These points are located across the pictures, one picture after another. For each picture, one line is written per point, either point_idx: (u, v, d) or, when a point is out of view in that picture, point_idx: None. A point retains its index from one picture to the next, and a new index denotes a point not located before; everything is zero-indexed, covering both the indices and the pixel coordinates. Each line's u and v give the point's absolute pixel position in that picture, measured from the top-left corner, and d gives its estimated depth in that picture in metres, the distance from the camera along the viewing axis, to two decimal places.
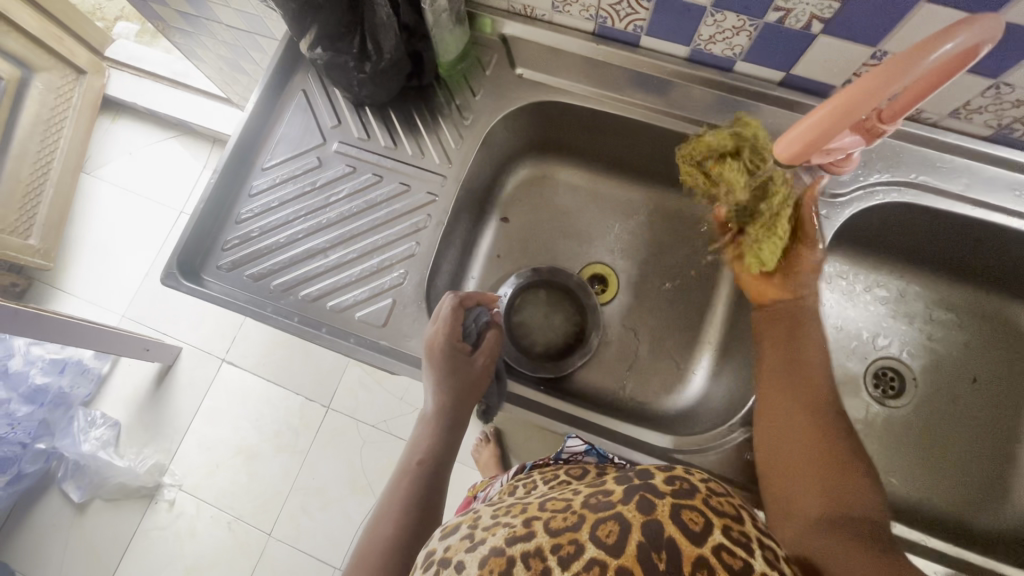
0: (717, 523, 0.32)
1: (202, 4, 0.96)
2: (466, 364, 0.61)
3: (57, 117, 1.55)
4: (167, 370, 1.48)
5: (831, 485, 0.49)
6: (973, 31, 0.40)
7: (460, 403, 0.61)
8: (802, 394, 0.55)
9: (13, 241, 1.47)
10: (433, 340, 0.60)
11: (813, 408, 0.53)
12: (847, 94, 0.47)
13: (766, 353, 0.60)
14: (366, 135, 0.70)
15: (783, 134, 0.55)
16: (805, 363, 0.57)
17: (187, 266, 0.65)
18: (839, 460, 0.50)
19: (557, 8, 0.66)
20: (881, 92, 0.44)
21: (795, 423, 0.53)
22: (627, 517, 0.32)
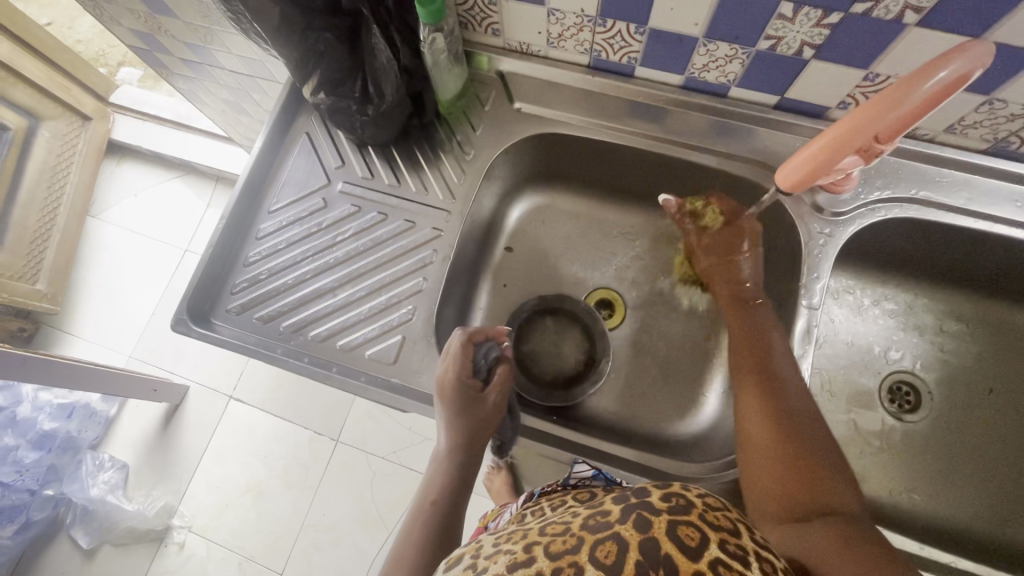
0: (713, 538, 0.31)
1: (202, 50, 1.00)
2: (477, 401, 0.60)
3: (64, 164, 1.58)
4: (174, 409, 1.48)
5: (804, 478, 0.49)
6: (967, 58, 0.41)
7: (473, 441, 0.61)
8: (772, 392, 0.55)
9: (22, 287, 1.49)
10: (442, 377, 0.60)
11: (780, 398, 0.54)
12: (847, 121, 0.48)
13: (739, 347, 0.60)
14: (370, 174, 0.71)
15: (785, 162, 0.57)
16: (777, 372, 0.56)
17: (197, 311, 0.65)
18: (813, 459, 0.50)
19: (552, 44, 0.67)
20: (878, 120, 0.46)
21: (761, 413, 0.54)
22: (625, 536, 0.32)
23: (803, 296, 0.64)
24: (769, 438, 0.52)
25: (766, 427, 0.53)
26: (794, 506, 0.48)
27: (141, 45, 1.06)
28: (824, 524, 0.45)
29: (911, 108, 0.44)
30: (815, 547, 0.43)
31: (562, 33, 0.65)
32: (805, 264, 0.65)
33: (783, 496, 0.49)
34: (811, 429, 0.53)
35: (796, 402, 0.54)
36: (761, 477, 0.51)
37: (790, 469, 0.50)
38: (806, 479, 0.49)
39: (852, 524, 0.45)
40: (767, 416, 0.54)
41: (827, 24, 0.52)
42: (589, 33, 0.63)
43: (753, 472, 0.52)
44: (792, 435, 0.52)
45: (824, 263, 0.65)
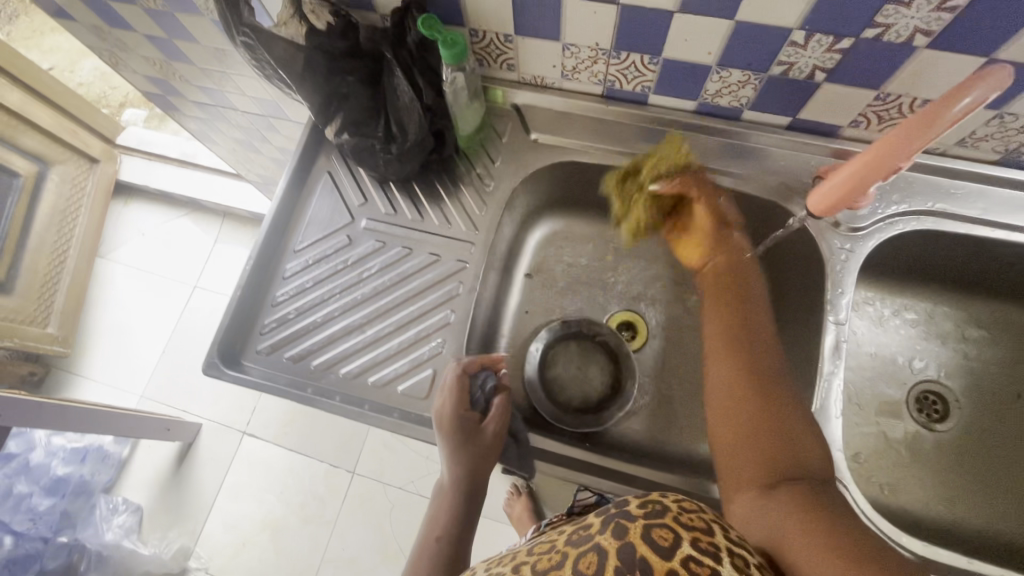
0: (687, 536, 0.33)
1: (216, 92, 1.02)
2: (477, 434, 0.61)
3: (73, 207, 1.59)
4: (188, 448, 1.46)
5: (772, 440, 0.50)
6: (988, 85, 0.42)
7: (476, 473, 0.61)
8: (741, 345, 0.56)
9: (33, 331, 1.49)
10: (441, 411, 0.60)
11: (749, 350, 0.56)
12: (874, 150, 0.51)
13: (717, 324, 0.59)
14: (393, 210, 0.72)
15: (818, 189, 0.59)
16: (750, 325, 0.58)
17: (229, 353, 0.65)
18: (781, 418, 0.51)
19: (567, 76, 0.69)
20: (902, 148, 0.48)
21: (727, 368, 0.55)
22: (604, 545, 0.33)
23: (830, 311, 0.64)
24: (736, 410, 0.53)
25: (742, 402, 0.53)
26: (767, 471, 0.49)
27: (156, 91, 1.09)
28: (789, 490, 0.46)
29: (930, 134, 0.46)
30: (780, 518, 0.44)
31: (576, 67, 0.67)
32: (829, 280, 0.65)
33: (752, 460, 0.50)
34: (787, 397, 0.53)
35: (763, 355, 0.56)
36: (734, 444, 0.52)
37: (761, 434, 0.50)
38: (773, 437, 0.50)
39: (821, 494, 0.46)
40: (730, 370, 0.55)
41: (838, 49, 0.54)
42: (603, 65, 0.65)
43: (722, 432, 0.53)
44: (766, 401, 0.52)
45: (848, 278, 0.65)
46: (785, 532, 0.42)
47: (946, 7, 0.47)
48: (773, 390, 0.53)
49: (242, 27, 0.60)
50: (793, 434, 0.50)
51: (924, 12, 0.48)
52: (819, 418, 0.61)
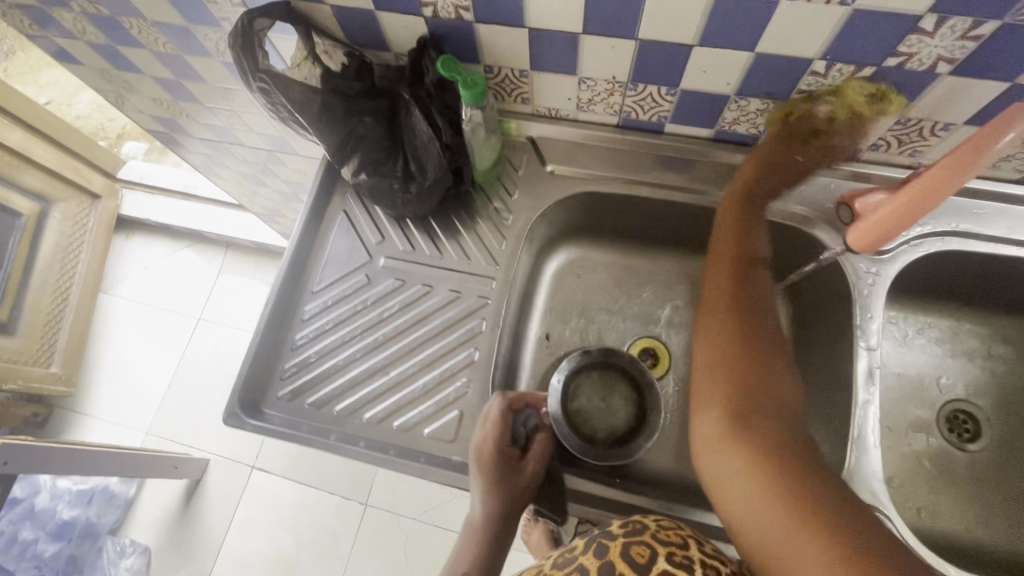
0: (661, 552, 0.42)
1: (223, 129, 1.02)
2: (518, 470, 0.62)
3: (74, 244, 1.56)
4: (195, 485, 1.43)
5: (752, 372, 0.49)
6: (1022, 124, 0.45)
7: (511, 508, 0.62)
8: (734, 287, 0.56)
9: (36, 371, 1.46)
10: (481, 446, 0.60)
11: (743, 295, 0.56)
12: (914, 187, 0.52)
13: (721, 264, 0.59)
14: (411, 247, 0.71)
15: (858, 228, 0.60)
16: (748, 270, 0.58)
17: (249, 402, 0.64)
18: (764, 358, 0.50)
19: (582, 108, 0.69)
20: (949, 180, 0.50)
21: (717, 312, 0.55)
22: (588, 565, 0.43)
23: (860, 337, 0.64)
24: (726, 340, 0.52)
25: (731, 331, 0.52)
26: (741, 398, 0.47)
27: (160, 129, 1.09)
28: (756, 418, 0.46)
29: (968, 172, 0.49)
30: (742, 453, 0.44)
31: (592, 99, 0.66)
32: (857, 304, 0.64)
33: (730, 389, 0.48)
34: (768, 336, 0.52)
35: (756, 300, 0.56)
36: (717, 373, 0.50)
37: (745, 369, 0.49)
38: (751, 371, 0.49)
39: (794, 435, 0.45)
40: (723, 311, 0.55)
41: (860, 77, 0.54)
42: (619, 97, 0.65)
43: (708, 362, 0.52)
44: (753, 339, 0.52)
45: (876, 303, 0.64)
46: (744, 475, 0.43)
47: (970, 36, 0.47)
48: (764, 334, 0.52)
49: (259, 73, 0.60)
50: (777, 378, 0.49)
51: (948, 41, 0.48)
52: (856, 447, 0.60)
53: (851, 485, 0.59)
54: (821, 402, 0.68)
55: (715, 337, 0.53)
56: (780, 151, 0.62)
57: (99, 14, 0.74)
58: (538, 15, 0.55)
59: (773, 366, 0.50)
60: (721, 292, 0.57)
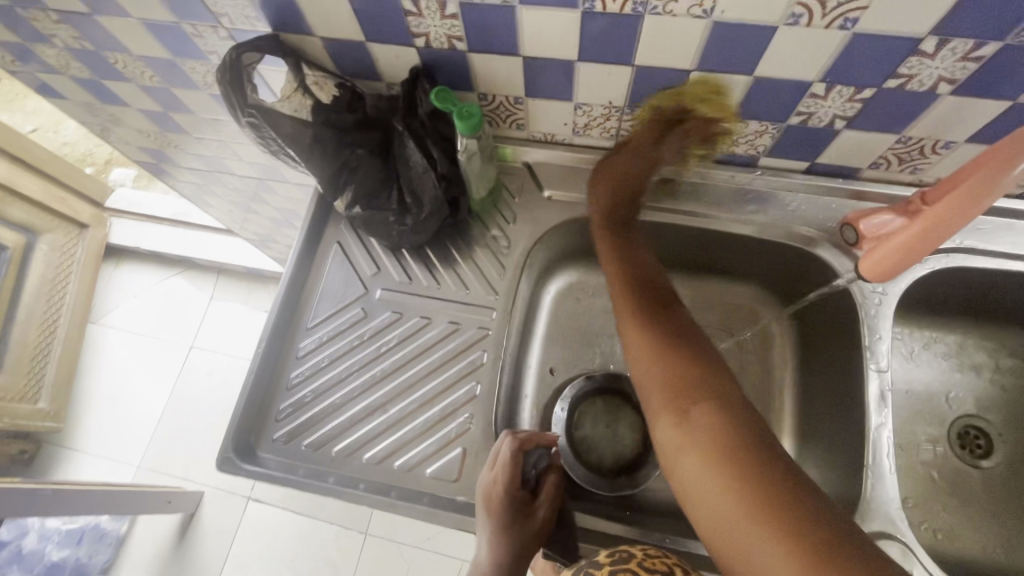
0: None
1: (211, 158, 1.00)
2: (528, 514, 0.57)
3: (62, 275, 1.52)
4: (190, 519, 1.39)
5: (688, 378, 0.48)
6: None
7: (520, 557, 0.57)
8: (638, 300, 0.56)
9: (23, 408, 1.42)
10: (491, 488, 0.57)
11: (648, 308, 0.55)
12: (932, 215, 0.52)
13: (614, 277, 0.59)
14: (408, 278, 0.69)
15: (871, 259, 0.59)
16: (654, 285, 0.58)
17: (244, 446, 0.62)
18: (693, 360, 0.50)
19: (578, 132, 0.68)
20: (971, 204, 0.50)
21: (632, 329, 0.54)
22: None
23: (870, 359, 0.62)
24: (648, 346, 0.52)
25: (652, 339, 0.52)
26: (685, 405, 0.47)
27: (148, 159, 1.07)
28: (702, 421, 0.45)
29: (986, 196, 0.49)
30: (699, 468, 0.43)
31: (589, 123, 0.65)
32: (864, 326, 0.63)
33: (673, 400, 0.47)
34: (689, 341, 0.52)
35: (659, 308, 0.56)
36: (652, 378, 0.50)
37: (681, 371, 0.49)
38: (687, 378, 0.48)
39: (738, 415, 0.45)
40: (638, 328, 0.54)
41: (860, 98, 0.53)
42: (616, 121, 0.64)
43: (640, 369, 0.52)
44: (678, 346, 0.51)
45: (884, 323, 0.63)
46: (706, 492, 0.42)
47: (971, 56, 0.47)
48: (675, 340, 0.52)
49: (248, 108, 0.59)
50: (707, 376, 0.49)
51: (948, 62, 0.48)
52: (871, 473, 0.59)
53: (869, 515, 0.58)
54: (834, 426, 0.66)
55: (644, 353, 0.52)
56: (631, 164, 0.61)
57: (83, 49, 0.72)
58: (532, 43, 0.54)
59: (700, 366, 0.49)
60: (627, 309, 0.56)
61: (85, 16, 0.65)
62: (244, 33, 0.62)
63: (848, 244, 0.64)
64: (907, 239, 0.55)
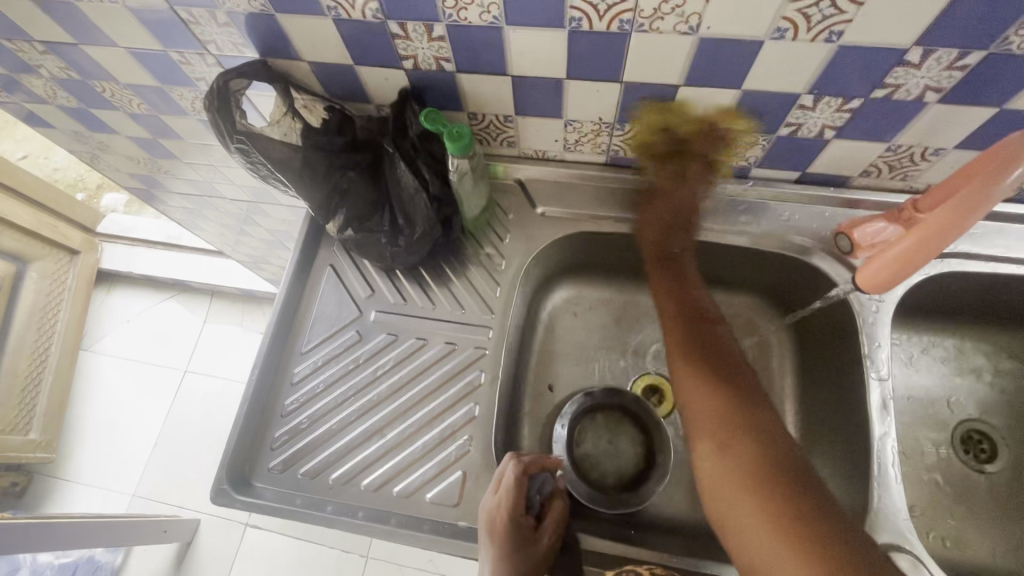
0: None
1: (202, 183, 0.99)
2: (532, 542, 0.56)
3: (53, 303, 1.47)
4: (186, 548, 1.36)
5: (729, 408, 0.49)
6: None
7: None
8: (684, 325, 0.57)
9: (14, 440, 1.39)
10: (494, 514, 0.55)
11: (694, 331, 0.57)
12: (931, 223, 0.51)
13: (664, 299, 0.61)
14: (403, 299, 0.69)
15: (872, 270, 0.58)
16: (700, 308, 0.59)
17: (238, 476, 0.61)
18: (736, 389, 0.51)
19: (569, 148, 0.68)
20: (968, 211, 0.49)
21: (678, 353, 0.56)
22: None
23: (871, 368, 0.62)
24: (693, 369, 0.53)
25: (695, 366, 0.53)
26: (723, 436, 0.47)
27: (139, 185, 1.06)
28: (741, 454, 0.45)
29: (987, 204, 0.48)
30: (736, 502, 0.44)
31: (579, 140, 0.65)
32: (863, 335, 0.63)
33: (715, 428, 0.48)
34: (735, 369, 0.53)
35: (706, 332, 0.57)
36: (697, 405, 0.51)
37: (724, 400, 0.50)
38: (728, 409, 0.49)
39: (782, 450, 0.45)
40: (682, 352, 0.55)
41: (848, 109, 0.54)
42: (606, 137, 0.64)
43: (686, 395, 0.52)
44: (718, 374, 0.52)
45: (882, 331, 0.63)
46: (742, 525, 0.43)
47: (956, 66, 0.47)
48: (720, 366, 0.53)
49: (236, 134, 0.58)
50: (750, 407, 0.49)
51: (934, 72, 0.48)
52: (877, 483, 0.59)
53: (878, 526, 0.57)
54: (837, 436, 0.65)
55: (688, 376, 0.53)
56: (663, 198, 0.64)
57: (71, 79, 0.72)
58: (521, 62, 0.54)
59: (744, 396, 0.50)
60: (673, 331, 0.57)
61: (72, 46, 0.65)
62: (232, 60, 0.62)
63: (842, 253, 0.64)
64: (910, 246, 0.53)
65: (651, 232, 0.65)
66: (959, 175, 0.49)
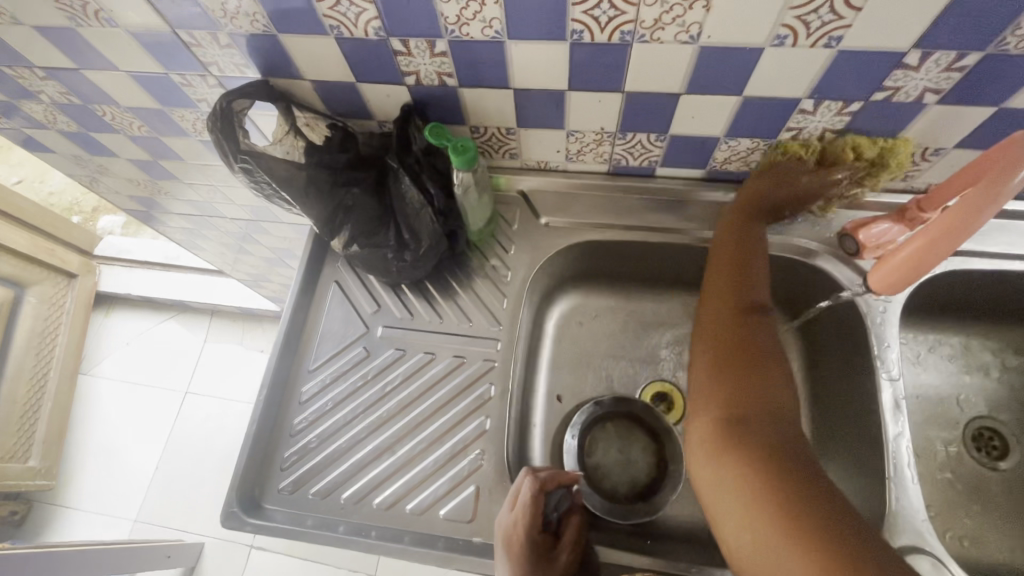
0: None
1: (202, 203, 0.99)
2: (550, 561, 0.54)
3: (51, 327, 1.46)
4: (190, 573, 1.34)
5: (743, 387, 0.49)
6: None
7: None
8: (725, 299, 0.57)
9: (13, 468, 1.37)
10: (511, 532, 0.54)
11: (731, 305, 0.56)
12: (934, 230, 0.51)
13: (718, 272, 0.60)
14: (409, 313, 0.68)
15: (882, 274, 0.57)
16: (750, 279, 0.57)
17: (249, 499, 0.60)
18: (753, 367, 0.50)
19: (571, 158, 0.68)
20: (971, 216, 0.48)
21: (711, 326, 0.56)
22: None
23: (881, 368, 0.62)
24: (715, 345, 0.54)
25: (717, 343, 0.54)
26: (733, 412, 0.48)
27: (138, 207, 1.06)
28: (746, 431, 0.46)
29: (990, 207, 0.48)
30: (727, 476, 0.45)
31: (581, 150, 0.66)
32: (872, 335, 0.63)
33: (721, 404, 0.49)
34: (766, 346, 0.52)
35: (746, 306, 0.55)
36: (709, 386, 0.51)
37: (737, 379, 0.50)
38: (740, 385, 0.49)
39: (782, 429, 0.46)
40: (713, 327, 0.55)
41: (848, 112, 0.54)
42: (608, 146, 0.64)
43: (697, 373, 0.53)
44: (740, 351, 0.52)
45: (890, 331, 0.63)
46: (729, 497, 0.44)
47: (954, 67, 0.48)
48: (748, 343, 0.52)
49: (240, 154, 0.58)
50: (768, 387, 0.49)
51: (932, 74, 0.49)
52: (894, 484, 0.58)
53: (896, 529, 0.57)
54: (851, 439, 0.65)
55: (711, 354, 0.53)
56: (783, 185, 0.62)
57: (72, 103, 0.72)
58: (523, 76, 0.54)
59: (764, 375, 0.50)
60: (712, 305, 0.57)
61: (74, 71, 0.65)
62: (233, 80, 0.62)
63: (848, 253, 0.64)
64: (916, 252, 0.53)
65: (744, 200, 0.63)
66: (963, 177, 0.50)
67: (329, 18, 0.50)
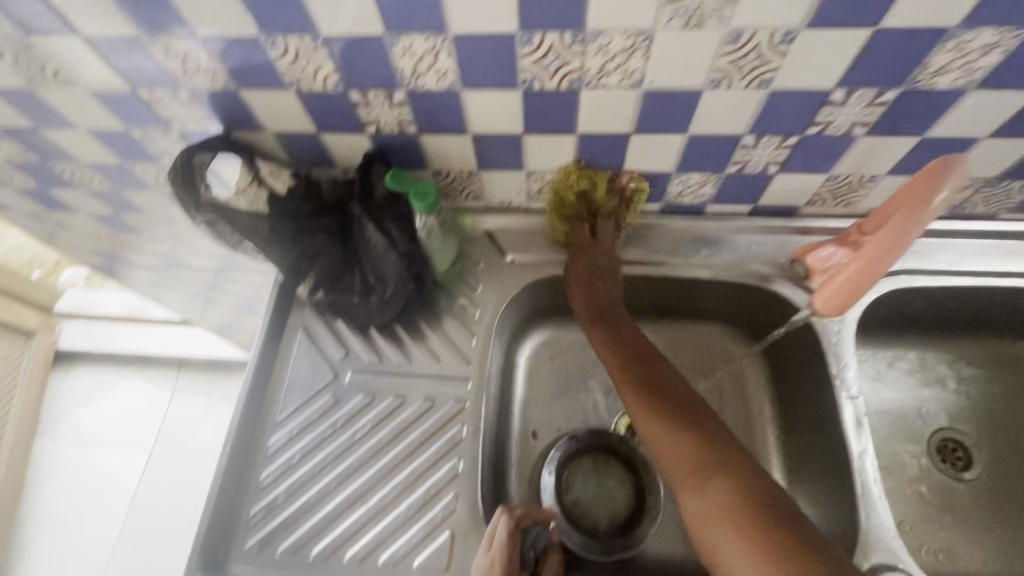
0: None
1: (166, 254, 0.97)
2: None
3: (7, 389, 1.39)
4: None
5: (698, 449, 0.52)
6: (957, 176, 0.48)
7: None
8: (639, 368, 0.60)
9: None
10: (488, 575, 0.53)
11: (652, 373, 0.59)
12: (870, 248, 0.56)
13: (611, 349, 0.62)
14: (378, 357, 0.68)
15: (824, 293, 0.63)
16: (650, 351, 0.62)
17: (212, 563, 0.58)
18: (697, 430, 0.54)
19: (532, 198, 0.70)
20: (902, 234, 0.53)
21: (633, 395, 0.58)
22: None
23: (841, 387, 0.64)
24: (656, 410, 0.56)
25: (656, 407, 0.56)
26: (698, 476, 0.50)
27: (100, 261, 1.04)
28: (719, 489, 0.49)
29: (918, 225, 0.52)
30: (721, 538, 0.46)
31: (542, 190, 0.68)
32: (830, 355, 0.65)
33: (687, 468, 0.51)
34: (698, 410, 0.56)
35: (663, 371, 0.60)
36: (667, 449, 0.54)
37: (693, 440, 0.53)
38: (695, 449, 0.52)
39: (747, 479, 0.49)
40: (639, 396, 0.58)
41: (787, 145, 0.58)
42: None
43: (652, 440, 0.55)
44: (679, 415, 0.55)
45: (847, 350, 0.65)
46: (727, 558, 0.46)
47: (876, 102, 0.52)
48: (683, 407, 0.56)
49: (203, 207, 0.59)
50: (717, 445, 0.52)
51: (857, 109, 0.53)
52: (863, 502, 0.59)
53: (868, 546, 0.58)
54: (820, 459, 0.66)
55: (653, 421, 0.56)
56: (588, 270, 0.67)
57: (30, 161, 0.71)
58: (480, 122, 0.56)
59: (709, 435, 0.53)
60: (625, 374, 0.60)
61: (31, 129, 0.64)
62: (195, 134, 0.63)
63: (800, 277, 0.68)
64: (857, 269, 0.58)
65: (582, 289, 0.67)
66: (895, 199, 0.53)
67: (289, 74, 0.52)
